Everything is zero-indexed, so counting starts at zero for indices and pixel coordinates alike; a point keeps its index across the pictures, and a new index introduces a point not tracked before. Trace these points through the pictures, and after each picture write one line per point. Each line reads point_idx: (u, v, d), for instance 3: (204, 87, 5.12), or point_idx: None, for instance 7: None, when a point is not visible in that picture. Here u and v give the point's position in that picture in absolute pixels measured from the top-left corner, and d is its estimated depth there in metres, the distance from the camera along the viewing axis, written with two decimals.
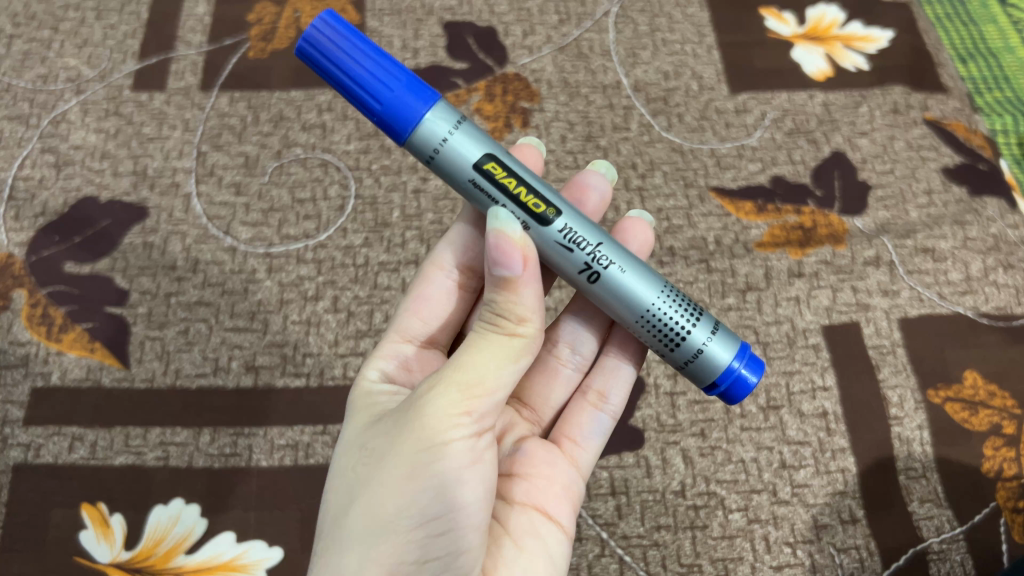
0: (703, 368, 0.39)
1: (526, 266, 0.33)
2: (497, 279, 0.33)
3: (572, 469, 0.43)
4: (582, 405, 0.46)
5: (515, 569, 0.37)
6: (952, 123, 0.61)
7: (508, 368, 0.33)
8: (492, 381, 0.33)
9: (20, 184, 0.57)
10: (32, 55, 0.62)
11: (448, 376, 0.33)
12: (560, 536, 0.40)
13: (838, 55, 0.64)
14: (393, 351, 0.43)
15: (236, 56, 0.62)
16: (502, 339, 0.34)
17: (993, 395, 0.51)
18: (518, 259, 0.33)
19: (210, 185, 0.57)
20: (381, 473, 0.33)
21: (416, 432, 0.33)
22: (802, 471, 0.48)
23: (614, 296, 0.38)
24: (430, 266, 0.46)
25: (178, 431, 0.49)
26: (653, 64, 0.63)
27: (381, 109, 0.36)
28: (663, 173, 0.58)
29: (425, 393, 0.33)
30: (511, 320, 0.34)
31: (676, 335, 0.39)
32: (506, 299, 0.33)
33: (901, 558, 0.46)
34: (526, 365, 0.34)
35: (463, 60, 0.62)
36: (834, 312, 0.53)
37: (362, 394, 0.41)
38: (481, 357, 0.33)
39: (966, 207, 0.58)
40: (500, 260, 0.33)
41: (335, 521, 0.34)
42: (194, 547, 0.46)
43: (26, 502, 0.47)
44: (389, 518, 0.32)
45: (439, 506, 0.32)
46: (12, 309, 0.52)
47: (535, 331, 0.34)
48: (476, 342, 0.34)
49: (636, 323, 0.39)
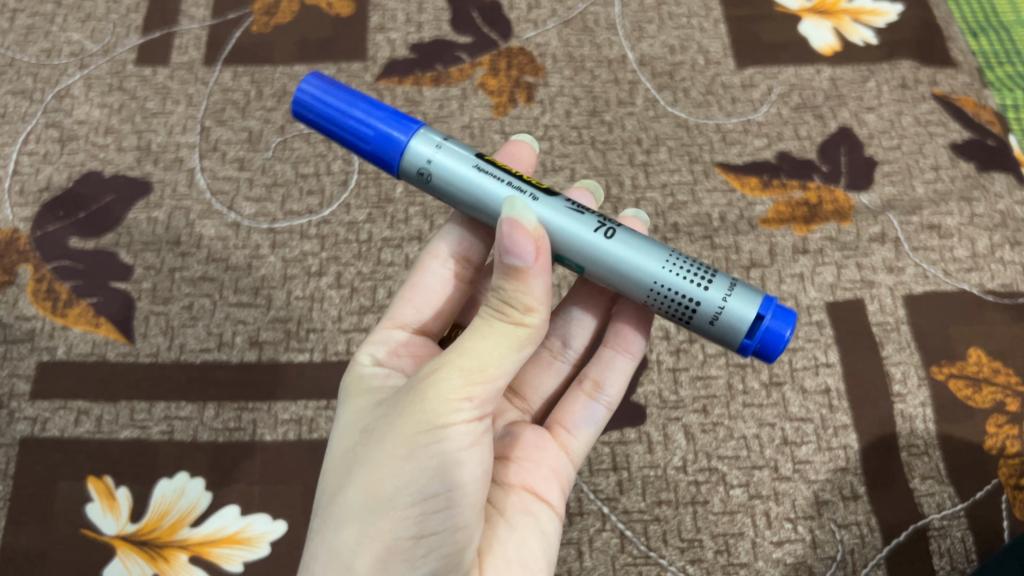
0: (723, 335, 0.34)
1: (537, 257, 0.33)
2: (507, 267, 0.32)
3: (562, 453, 0.43)
4: (577, 393, 0.45)
5: (509, 547, 0.38)
6: (961, 98, 0.61)
7: (511, 356, 0.33)
8: (494, 367, 0.33)
9: (24, 160, 0.57)
10: (35, 29, 0.62)
11: (451, 361, 0.33)
12: (551, 514, 0.41)
13: (847, 29, 0.63)
14: (383, 338, 0.43)
15: (240, 30, 0.62)
16: (508, 327, 0.33)
17: (997, 371, 0.51)
18: (529, 249, 0.32)
19: (213, 160, 0.57)
20: (380, 452, 0.33)
21: (416, 413, 0.33)
22: (804, 448, 0.48)
23: (606, 278, 0.36)
24: (425, 254, 0.45)
25: (182, 405, 0.49)
26: (659, 38, 0.63)
27: (369, 151, 0.37)
28: (668, 148, 0.58)
29: (426, 377, 0.33)
30: (517, 309, 0.33)
31: (684, 304, 0.35)
32: (515, 288, 0.33)
33: (901, 535, 0.46)
34: (530, 353, 0.34)
35: (467, 34, 0.62)
36: (838, 289, 0.53)
37: (355, 378, 0.41)
38: (484, 343, 0.33)
39: (973, 183, 0.57)
40: (512, 248, 0.32)
41: (334, 498, 0.34)
42: (199, 520, 0.46)
43: (32, 475, 0.47)
44: (387, 496, 0.33)
45: (437, 485, 0.33)
46: (18, 284, 0.52)
47: (541, 321, 0.34)
48: (480, 328, 0.33)
49: (640, 300, 0.36)
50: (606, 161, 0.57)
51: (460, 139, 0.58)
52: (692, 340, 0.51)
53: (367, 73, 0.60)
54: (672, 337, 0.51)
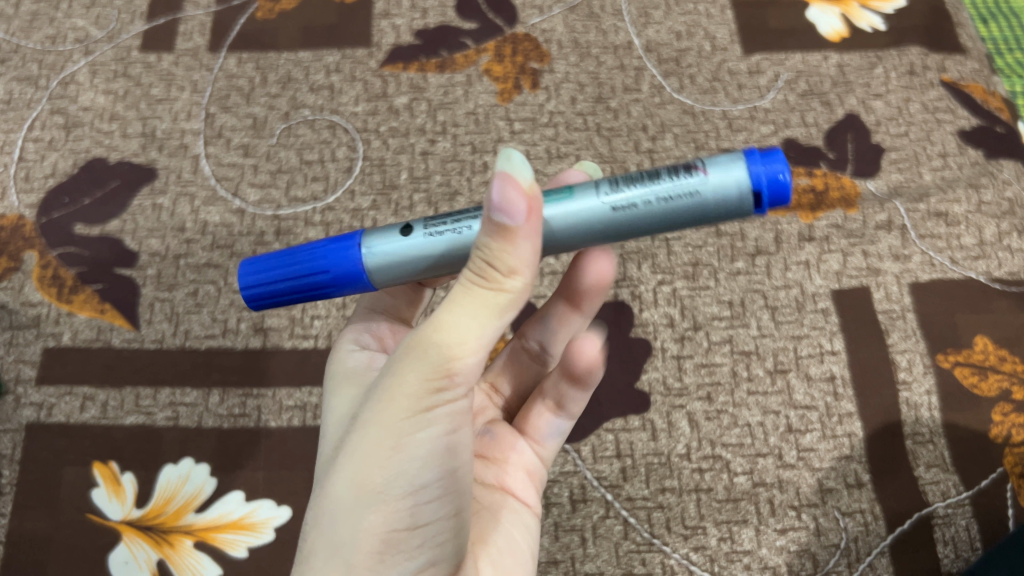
0: (729, 178, 0.30)
1: (529, 217, 0.30)
2: (494, 227, 0.29)
3: (533, 449, 0.44)
4: (539, 404, 0.45)
5: (499, 539, 0.39)
6: (970, 85, 0.60)
7: (492, 326, 0.31)
8: (475, 346, 0.31)
9: (29, 146, 0.57)
10: (40, 15, 0.62)
11: (429, 340, 0.31)
12: (531, 512, 0.42)
13: (854, 15, 0.63)
14: (363, 323, 0.43)
15: (244, 16, 0.62)
16: (489, 295, 0.30)
17: (1004, 360, 0.50)
18: (521, 208, 0.29)
19: (218, 147, 0.57)
20: (366, 442, 0.32)
21: (398, 399, 0.31)
22: (808, 436, 0.48)
23: (592, 198, 0.32)
24: None
25: (187, 391, 0.49)
26: (665, 24, 0.62)
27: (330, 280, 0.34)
28: (674, 135, 0.57)
29: (403, 356, 0.32)
30: (499, 273, 0.30)
31: (680, 174, 0.31)
32: (500, 249, 0.30)
33: (906, 523, 0.46)
34: (512, 319, 0.31)
35: (472, 20, 0.62)
36: (844, 277, 0.53)
37: (340, 369, 0.40)
38: (461, 317, 0.31)
39: (981, 170, 0.57)
40: (501, 207, 0.29)
41: (322, 489, 0.33)
42: (204, 506, 0.47)
43: (39, 460, 0.48)
44: (378, 487, 0.32)
45: (428, 475, 0.32)
46: (23, 269, 0.52)
47: (525, 284, 0.31)
48: (459, 296, 0.31)
49: (636, 205, 0.31)
50: (611, 148, 0.57)
51: (465, 126, 0.58)
52: (696, 328, 0.51)
53: (371, 60, 0.60)
54: (677, 325, 0.51)
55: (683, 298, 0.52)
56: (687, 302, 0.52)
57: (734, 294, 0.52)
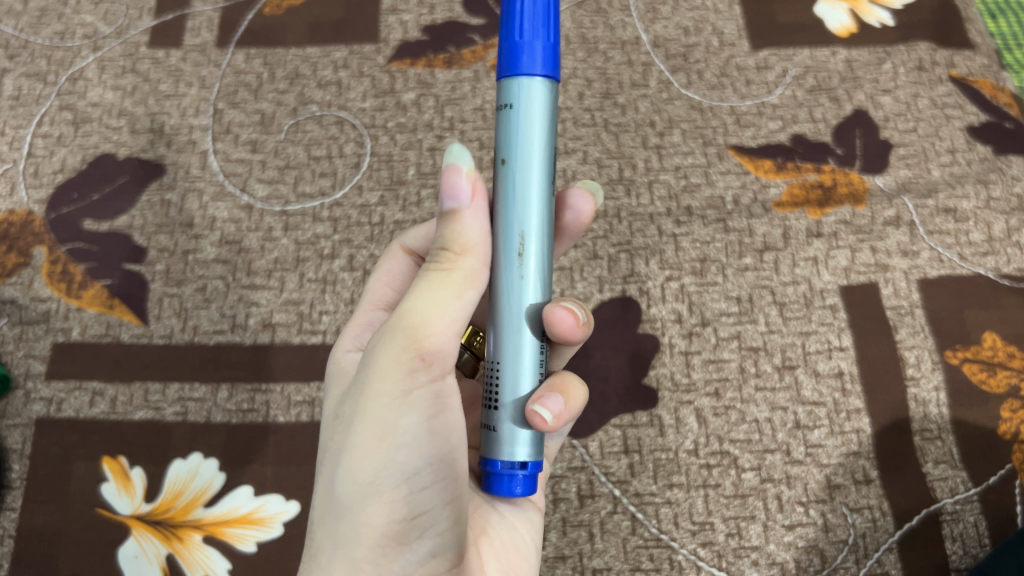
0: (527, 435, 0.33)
1: (475, 200, 0.33)
2: (444, 215, 0.33)
3: None
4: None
5: (502, 529, 0.39)
6: (978, 80, 0.60)
7: (453, 303, 0.32)
8: (438, 322, 0.32)
9: (38, 142, 0.57)
10: (48, 11, 0.62)
11: (395, 326, 0.32)
12: (534, 507, 0.42)
13: (862, 10, 0.63)
14: (364, 321, 0.42)
15: (252, 12, 0.62)
16: (442, 275, 0.32)
17: (1013, 356, 0.50)
18: (466, 193, 0.32)
19: (226, 142, 0.57)
20: (353, 437, 0.32)
21: (377, 386, 0.32)
22: (816, 432, 0.48)
23: (503, 345, 0.34)
24: (397, 248, 0.45)
25: (196, 387, 0.49)
26: (673, 20, 0.62)
27: (537, 11, 0.31)
28: (682, 131, 0.57)
29: (377, 347, 0.33)
30: (451, 252, 0.32)
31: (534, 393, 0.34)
32: (449, 230, 0.33)
33: (914, 519, 0.46)
34: (475, 299, 0.33)
35: (479, 16, 0.61)
36: (852, 272, 0.53)
37: (336, 369, 0.40)
38: (424, 299, 0.32)
39: (990, 166, 0.56)
40: (447, 194, 0.32)
41: (323, 489, 0.33)
42: (212, 501, 0.47)
43: (49, 455, 0.48)
44: (371, 478, 0.32)
45: (416, 461, 0.32)
46: (33, 265, 0.53)
47: (477, 264, 0.33)
48: (418, 283, 0.33)
49: (489, 382, 0.34)
50: (619, 143, 0.57)
51: (473, 122, 0.57)
52: (704, 323, 0.51)
53: (379, 55, 0.60)
54: (685, 321, 0.51)
55: (691, 293, 0.52)
56: (694, 298, 0.52)
57: (742, 290, 0.52)
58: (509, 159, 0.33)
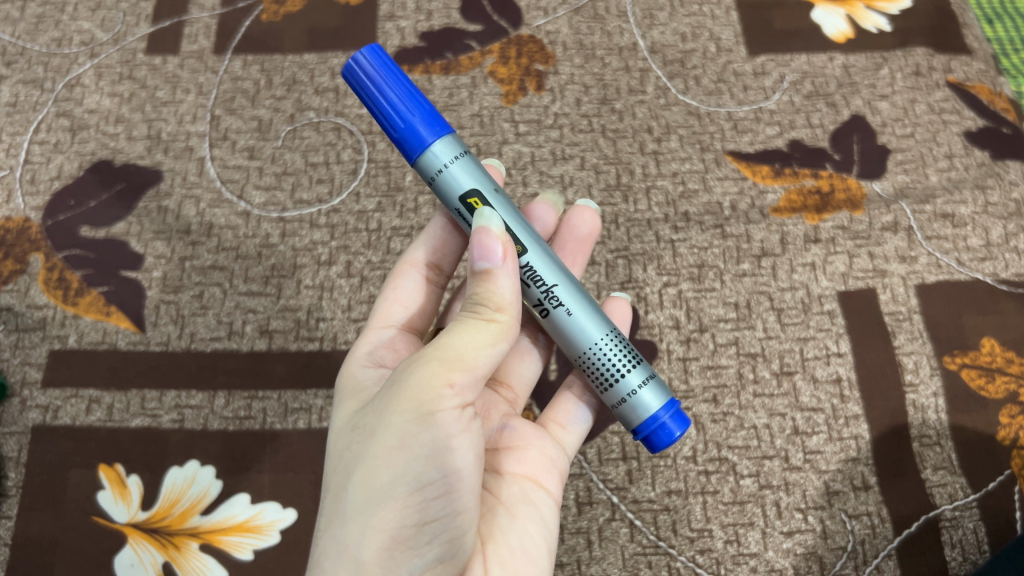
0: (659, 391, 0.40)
1: (507, 258, 0.36)
2: (478, 273, 0.36)
3: (557, 446, 0.42)
4: (566, 392, 0.45)
5: (512, 537, 0.37)
6: (975, 85, 0.60)
7: (485, 347, 0.34)
8: (472, 357, 0.33)
9: (35, 149, 0.57)
10: (46, 18, 0.62)
11: (429, 354, 0.33)
12: (550, 501, 0.40)
13: (860, 16, 0.63)
14: (376, 335, 0.43)
15: (250, 18, 0.62)
16: (480, 323, 0.35)
17: (1011, 361, 0.50)
18: (498, 252, 0.36)
19: (223, 149, 0.57)
20: (373, 446, 0.33)
21: (405, 402, 0.33)
22: (815, 438, 0.48)
23: (595, 327, 0.40)
24: (402, 263, 0.46)
25: (193, 394, 0.49)
26: (670, 26, 0.62)
27: (404, 90, 0.39)
28: (679, 137, 0.57)
29: (406, 370, 0.34)
30: (489, 307, 0.35)
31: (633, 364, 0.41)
32: (484, 290, 0.35)
33: (913, 526, 0.46)
34: (504, 350, 0.35)
35: (477, 22, 0.62)
36: (850, 278, 0.53)
37: (350, 382, 0.40)
38: (461, 338, 0.34)
39: (987, 171, 0.56)
40: (482, 253, 0.35)
41: (336, 496, 0.33)
42: (209, 508, 0.47)
43: (45, 463, 0.48)
44: (386, 487, 0.32)
45: (433, 473, 0.32)
46: (30, 272, 0.53)
47: (511, 319, 0.35)
48: (454, 326, 0.34)
49: (602, 359, 0.39)
50: (616, 149, 0.57)
51: (470, 128, 0.57)
52: (702, 329, 0.51)
53: None
54: (682, 327, 0.51)
55: (688, 299, 0.52)
56: (692, 304, 0.52)
57: (740, 295, 0.52)
58: (498, 188, 0.40)
